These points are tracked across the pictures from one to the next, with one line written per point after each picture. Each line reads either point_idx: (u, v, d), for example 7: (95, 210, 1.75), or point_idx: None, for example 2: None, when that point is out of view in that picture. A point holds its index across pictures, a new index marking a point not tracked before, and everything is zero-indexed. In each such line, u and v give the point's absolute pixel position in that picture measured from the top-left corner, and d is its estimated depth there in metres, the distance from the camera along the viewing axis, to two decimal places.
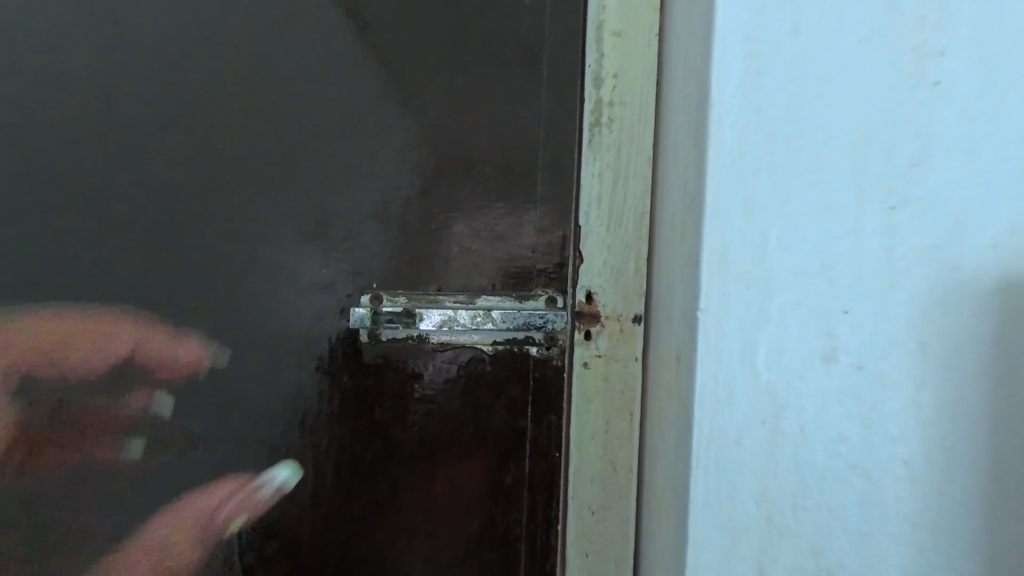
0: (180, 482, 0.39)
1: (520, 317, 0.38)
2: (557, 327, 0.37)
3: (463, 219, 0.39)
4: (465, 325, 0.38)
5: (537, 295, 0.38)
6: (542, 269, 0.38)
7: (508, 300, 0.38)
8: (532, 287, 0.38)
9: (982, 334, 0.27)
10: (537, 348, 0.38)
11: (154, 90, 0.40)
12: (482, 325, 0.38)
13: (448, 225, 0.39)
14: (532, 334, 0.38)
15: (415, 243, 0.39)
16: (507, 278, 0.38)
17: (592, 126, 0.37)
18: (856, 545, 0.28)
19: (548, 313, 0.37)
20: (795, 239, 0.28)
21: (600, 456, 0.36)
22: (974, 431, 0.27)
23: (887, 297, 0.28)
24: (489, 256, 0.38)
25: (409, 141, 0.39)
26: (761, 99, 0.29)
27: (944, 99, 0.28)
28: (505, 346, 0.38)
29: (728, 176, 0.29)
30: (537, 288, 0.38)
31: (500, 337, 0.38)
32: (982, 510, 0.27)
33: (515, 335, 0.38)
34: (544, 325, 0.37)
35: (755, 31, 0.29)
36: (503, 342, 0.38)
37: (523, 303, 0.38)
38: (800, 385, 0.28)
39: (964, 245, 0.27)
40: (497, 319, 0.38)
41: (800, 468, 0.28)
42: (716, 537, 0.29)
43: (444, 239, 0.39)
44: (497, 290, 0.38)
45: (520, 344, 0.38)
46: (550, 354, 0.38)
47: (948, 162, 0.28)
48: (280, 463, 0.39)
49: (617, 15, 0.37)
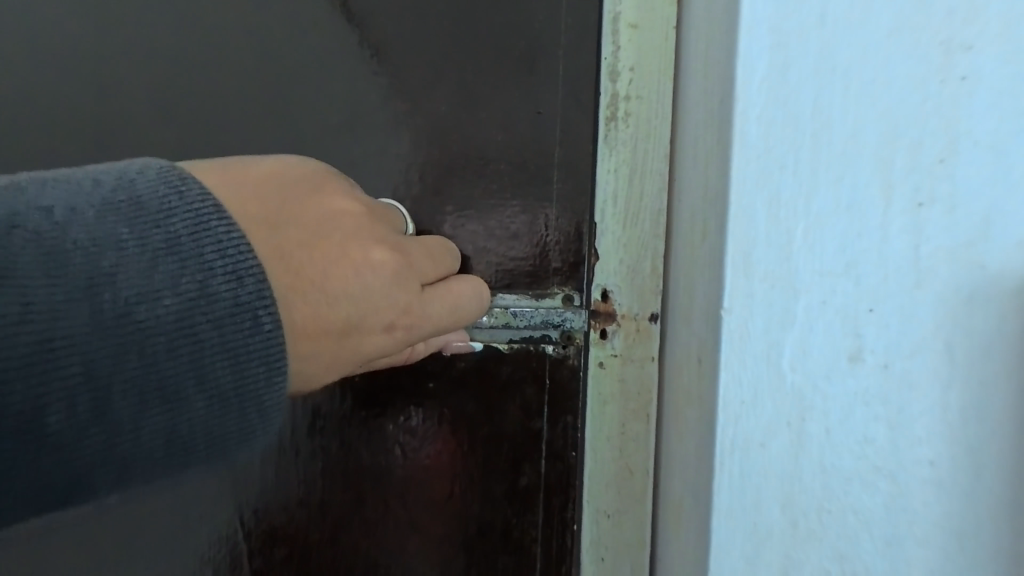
0: (185, 486, 0.38)
1: (538, 316, 0.37)
2: (574, 327, 0.36)
3: (478, 217, 0.38)
4: (481, 325, 0.37)
5: (553, 293, 0.37)
6: (558, 267, 0.37)
7: (525, 298, 0.37)
8: (548, 286, 0.37)
9: (1011, 333, 0.27)
10: (554, 347, 0.37)
11: (155, 84, 0.38)
12: (499, 325, 0.37)
13: (461, 224, 0.38)
14: (549, 333, 0.37)
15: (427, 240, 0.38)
16: (522, 276, 0.37)
17: (608, 122, 0.36)
18: (882, 549, 0.27)
19: (566, 312, 0.36)
20: (821, 237, 0.27)
21: (615, 458, 0.36)
22: (1001, 432, 0.27)
23: (913, 297, 0.27)
24: (504, 254, 0.38)
25: (419, 134, 0.38)
26: (787, 93, 0.28)
27: (972, 94, 0.27)
28: (521, 344, 0.37)
29: (753, 173, 0.28)
30: (553, 287, 0.37)
31: (516, 336, 0.37)
32: (1009, 512, 0.27)
33: (532, 334, 0.37)
34: (562, 324, 0.36)
35: (781, 22, 0.28)
36: (518, 341, 0.37)
37: (540, 301, 0.37)
38: (825, 386, 0.27)
39: (990, 242, 0.27)
40: (515, 318, 0.37)
41: (826, 471, 0.27)
42: (740, 543, 0.28)
43: (457, 237, 0.38)
44: (512, 289, 0.38)
45: (536, 343, 0.37)
46: (566, 353, 0.37)
47: (975, 158, 0.27)
48: (287, 466, 0.38)
49: (633, 8, 0.36)
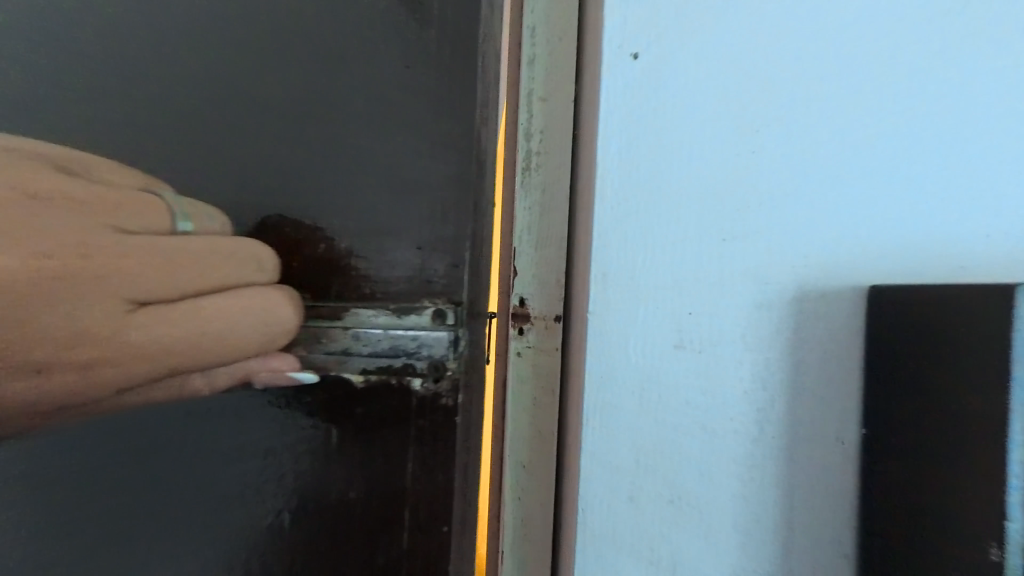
0: (191, 502, 0.49)
1: (393, 341, 0.47)
2: (435, 352, 0.47)
3: (363, 241, 0.49)
4: (351, 349, 0.47)
5: (422, 311, 0.48)
6: (426, 287, 0.49)
7: (389, 316, 0.48)
8: (417, 304, 0.48)
9: (783, 328, 0.39)
10: (422, 373, 0.48)
11: (107, 118, 0.50)
12: (366, 350, 0.47)
13: (352, 245, 0.50)
14: (411, 359, 0.47)
15: (326, 262, 0.49)
16: (395, 296, 0.49)
17: (524, 170, 0.48)
18: (698, 477, 0.39)
19: (428, 333, 0.47)
20: (656, 261, 0.39)
21: (529, 424, 0.47)
22: (780, 396, 0.39)
23: (720, 303, 0.39)
24: (382, 272, 0.49)
25: (376, 198, 0.49)
26: (633, 161, 0.40)
27: (759, 163, 0.39)
28: (382, 368, 0.48)
29: (610, 216, 0.40)
30: (424, 303, 0.48)
31: (377, 360, 0.47)
32: (785, 449, 0.39)
33: (391, 359, 0.47)
34: (422, 352, 0.47)
35: (629, 112, 0.40)
36: (380, 364, 0.48)
37: (403, 318, 0.48)
38: (658, 365, 0.39)
39: (771, 266, 0.39)
40: (376, 342, 0.47)
41: (660, 424, 0.39)
42: (600, 475, 0.40)
43: (348, 255, 0.49)
44: (378, 305, 0.48)
45: (399, 367, 0.48)
46: (436, 381, 0.48)
47: (763, 207, 0.39)
48: (253, 489, 0.49)
49: (543, 85, 0.48)
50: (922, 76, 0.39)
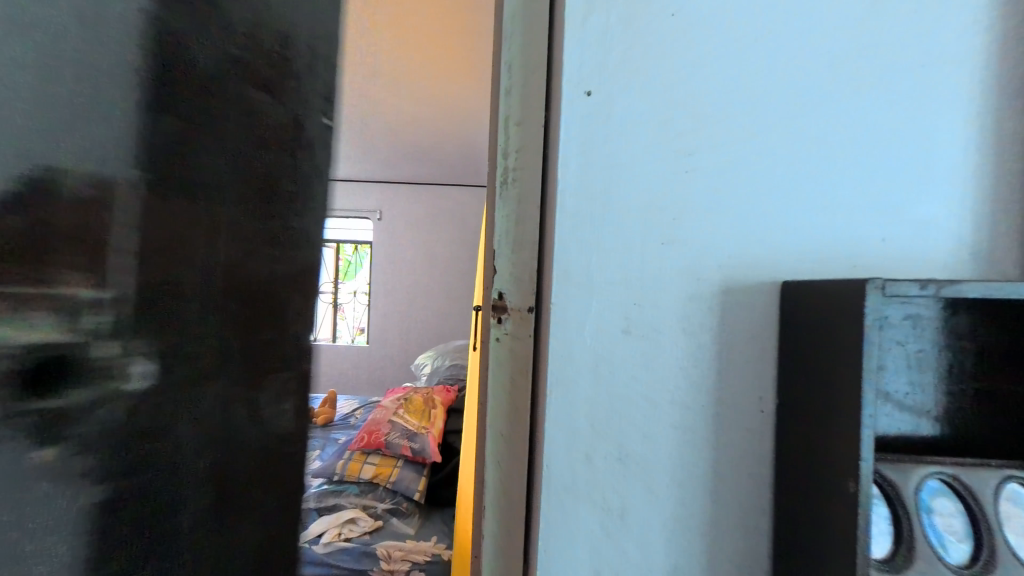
0: (45, 484, 0.47)
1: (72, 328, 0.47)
2: (90, 341, 0.48)
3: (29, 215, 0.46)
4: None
5: (80, 297, 0.48)
6: (74, 276, 0.48)
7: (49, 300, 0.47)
8: (65, 283, 0.47)
9: (711, 315, 0.48)
10: (103, 359, 0.49)
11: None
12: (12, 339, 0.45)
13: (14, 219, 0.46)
14: (67, 348, 0.47)
15: (72, 229, 0.48)
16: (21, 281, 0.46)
17: (502, 184, 0.57)
18: (641, 438, 0.48)
19: (71, 320, 0.47)
20: (607, 261, 0.48)
21: (506, 399, 0.56)
22: (708, 371, 0.48)
23: (660, 295, 0.48)
24: None
25: (82, 184, 0.48)
26: (589, 178, 0.48)
27: (691, 181, 0.48)
28: (35, 356, 0.46)
29: (569, 224, 0.48)
30: (56, 288, 0.47)
31: (32, 347, 0.46)
32: (712, 414, 0.48)
33: (62, 345, 0.47)
34: (76, 343, 0.47)
35: (585, 137, 0.48)
36: (35, 351, 0.46)
37: (77, 305, 0.48)
38: (609, 346, 0.48)
39: (701, 264, 0.48)
40: (32, 330, 0.46)
41: (610, 395, 0.48)
42: (560, 438, 0.48)
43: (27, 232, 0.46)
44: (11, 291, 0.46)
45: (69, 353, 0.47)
46: (119, 368, 0.50)
47: (695, 217, 0.48)
48: (79, 452, 0.48)
49: (517, 112, 0.57)
50: (815, 114, 0.49)
